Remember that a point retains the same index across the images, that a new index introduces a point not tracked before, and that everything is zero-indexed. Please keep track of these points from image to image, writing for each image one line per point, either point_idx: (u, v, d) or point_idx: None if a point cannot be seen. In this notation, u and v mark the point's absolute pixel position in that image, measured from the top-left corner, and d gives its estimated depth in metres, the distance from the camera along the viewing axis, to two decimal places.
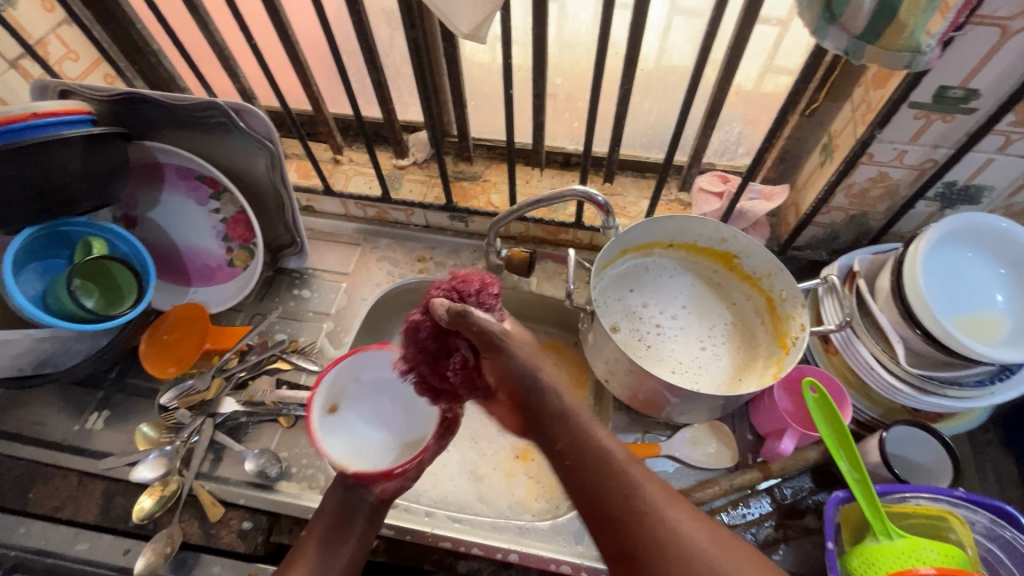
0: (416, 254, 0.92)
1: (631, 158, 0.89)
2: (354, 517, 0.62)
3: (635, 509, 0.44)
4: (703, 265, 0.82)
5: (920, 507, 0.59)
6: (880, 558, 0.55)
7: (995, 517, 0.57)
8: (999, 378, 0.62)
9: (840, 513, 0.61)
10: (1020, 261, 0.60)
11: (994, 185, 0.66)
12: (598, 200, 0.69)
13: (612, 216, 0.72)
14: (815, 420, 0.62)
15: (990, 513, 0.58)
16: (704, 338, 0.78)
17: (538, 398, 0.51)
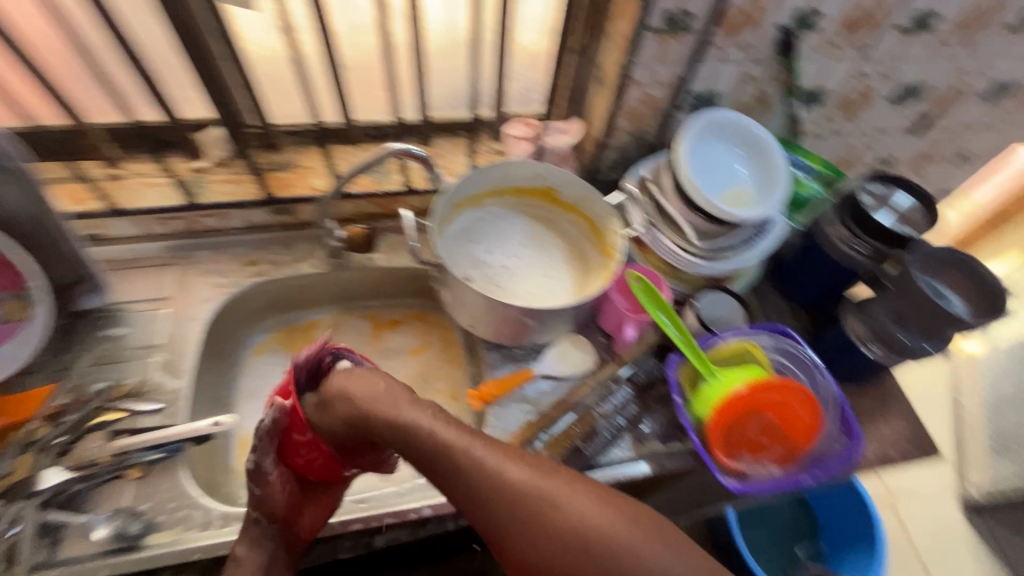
0: (245, 258, 0.86)
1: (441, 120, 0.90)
2: (277, 557, 0.62)
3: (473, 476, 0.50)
4: (531, 205, 0.91)
5: (730, 347, 0.75)
6: (714, 393, 0.70)
7: (776, 336, 0.76)
8: (758, 237, 0.80)
9: (680, 371, 0.74)
10: (751, 142, 0.76)
11: (723, 90, 0.83)
12: (416, 153, 0.71)
13: (436, 169, 0.74)
14: (646, 304, 0.74)
15: (772, 334, 0.76)
16: (546, 268, 0.87)
17: (398, 426, 0.55)
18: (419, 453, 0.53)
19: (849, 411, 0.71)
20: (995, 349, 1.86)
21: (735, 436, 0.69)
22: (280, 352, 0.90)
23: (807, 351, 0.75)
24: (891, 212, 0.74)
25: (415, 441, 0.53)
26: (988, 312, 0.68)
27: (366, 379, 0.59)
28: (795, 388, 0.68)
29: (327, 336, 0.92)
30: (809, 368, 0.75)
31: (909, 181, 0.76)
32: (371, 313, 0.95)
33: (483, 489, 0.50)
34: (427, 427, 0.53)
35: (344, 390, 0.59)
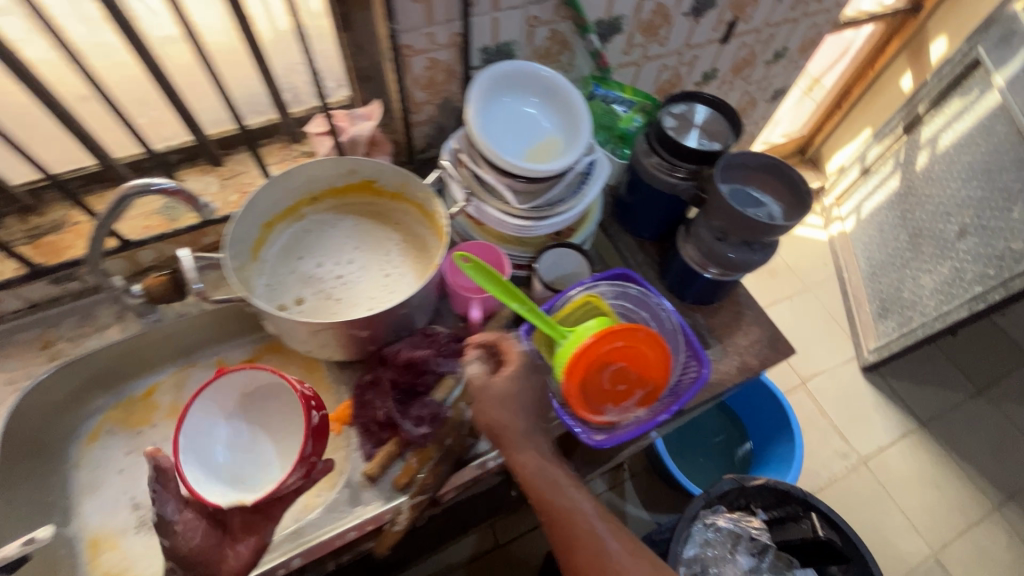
0: (40, 340, 0.76)
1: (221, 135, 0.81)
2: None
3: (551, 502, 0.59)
4: (358, 202, 0.85)
5: (572, 303, 0.72)
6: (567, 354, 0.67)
7: (613, 281, 0.75)
8: (585, 182, 0.77)
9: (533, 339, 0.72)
10: (546, 87, 0.72)
11: (515, 39, 0.78)
12: (169, 187, 0.61)
13: (203, 198, 0.65)
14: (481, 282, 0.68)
15: (609, 281, 0.75)
16: (385, 266, 0.80)
17: (509, 443, 0.61)
18: (522, 457, 0.61)
19: (693, 338, 0.72)
20: (867, 223, 2.00)
21: (592, 392, 0.67)
22: (117, 431, 0.79)
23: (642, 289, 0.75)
24: (697, 129, 0.73)
25: (518, 447, 0.61)
26: (799, 207, 0.69)
27: (537, 373, 0.65)
28: (637, 330, 0.66)
29: (171, 399, 0.83)
30: (648, 305, 0.75)
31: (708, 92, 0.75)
32: (218, 360, 0.86)
33: (554, 507, 0.59)
34: (528, 451, 0.61)
35: (481, 405, 0.61)
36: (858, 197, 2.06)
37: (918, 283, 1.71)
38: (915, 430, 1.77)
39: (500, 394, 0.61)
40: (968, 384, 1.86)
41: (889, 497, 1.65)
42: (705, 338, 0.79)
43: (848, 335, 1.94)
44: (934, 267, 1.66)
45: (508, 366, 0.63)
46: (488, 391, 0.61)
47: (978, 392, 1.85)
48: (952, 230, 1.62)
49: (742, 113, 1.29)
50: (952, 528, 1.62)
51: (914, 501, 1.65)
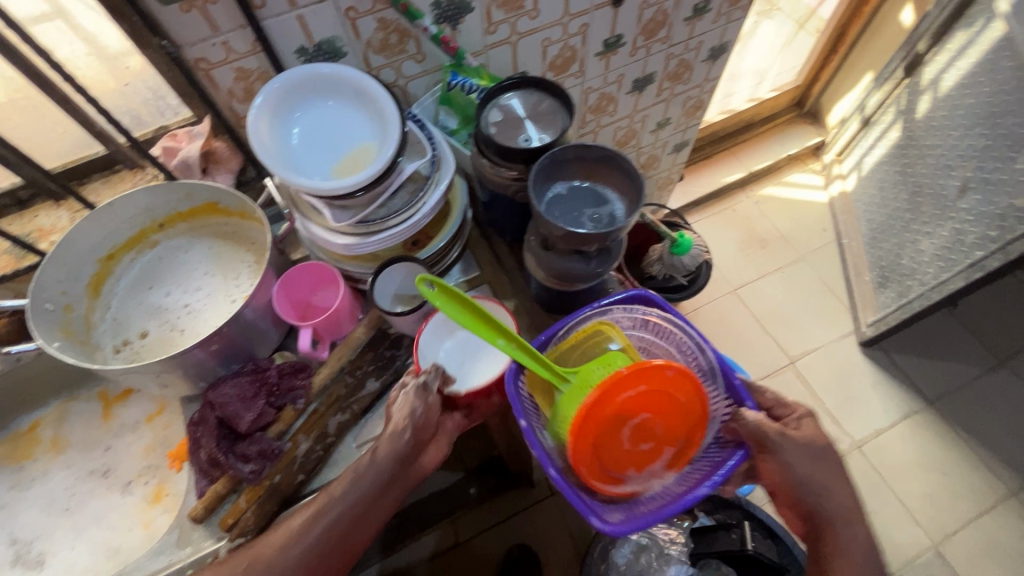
0: None
1: (62, 167, 0.78)
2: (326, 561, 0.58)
3: (844, 503, 0.60)
4: (210, 224, 0.81)
5: (579, 332, 0.65)
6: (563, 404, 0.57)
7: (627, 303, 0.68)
8: (422, 189, 0.69)
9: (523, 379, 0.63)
10: (350, 89, 0.64)
11: (336, 34, 0.70)
12: None
13: None
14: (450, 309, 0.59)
15: (622, 303, 0.68)
16: (233, 291, 0.77)
17: (817, 497, 0.60)
18: (823, 473, 0.60)
19: (737, 379, 0.64)
20: (866, 181, 1.79)
21: (609, 453, 0.57)
22: (3, 466, 0.82)
23: (663, 313, 0.68)
24: (528, 122, 0.64)
25: (807, 495, 0.60)
26: (634, 206, 0.61)
27: (803, 453, 0.60)
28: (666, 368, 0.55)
29: (54, 431, 0.84)
30: (671, 335, 0.67)
31: (527, 77, 0.65)
32: (101, 391, 0.86)
33: (832, 509, 0.60)
34: (830, 472, 0.61)
35: (774, 455, 0.59)
36: (858, 151, 1.83)
37: (917, 249, 1.53)
38: (920, 410, 1.60)
39: (802, 449, 0.60)
40: (987, 356, 1.66)
41: (884, 485, 1.51)
42: None
43: (846, 307, 1.76)
44: (935, 229, 1.48)
45: (824, 435, 0.62)
46: (791, 462, 0.59)
47: (1000, 364, 1.65)
48: (953, 186, 1.43)
49: (676, 78, 1.15)
50: (957, 517, 1.47)
51: (913, 488, 1.51)
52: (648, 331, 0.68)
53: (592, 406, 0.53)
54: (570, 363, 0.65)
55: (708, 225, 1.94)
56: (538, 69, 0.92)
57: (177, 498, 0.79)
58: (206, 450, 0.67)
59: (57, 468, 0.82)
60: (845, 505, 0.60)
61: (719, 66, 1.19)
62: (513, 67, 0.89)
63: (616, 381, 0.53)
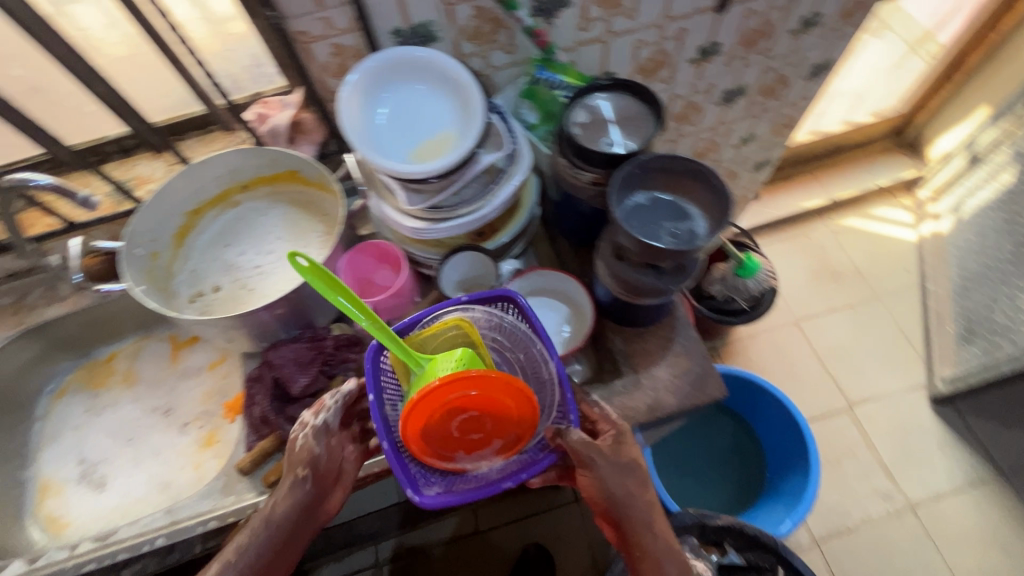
0: (11, 307, 0.85)
1: (165, 122, 0.83)
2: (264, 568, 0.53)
3: (644, 508, 0.58)
4: (288, 191, 0.84)
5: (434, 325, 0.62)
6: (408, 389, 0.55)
7: (487, 307, 0.64)
8: (494, 183, 0.69)
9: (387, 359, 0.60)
10: (439, 76, 0.65)
11: (431, 18, 0.70)
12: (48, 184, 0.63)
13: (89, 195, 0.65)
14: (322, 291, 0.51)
15: (482, 305, 0.64)
16: (302, 258, 0.80)
17: (622, 510, 0.57)
18: (625, 486, 0.57)
19: (569, 390, 0.58)
20: (965, 224, 1.64)
21: (432, 442, 0.54)
22: (81, 390, 0.89)
23: (517, 319, 0.64)
24: (614, 125, 0.62)
25: (624, 504, 0.57)
26: (717, 227, 0.57)
27: (613, 463, 0.57)
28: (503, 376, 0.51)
29: (127, 365, 0.91)
30: (524, 340, 0.63)
31: (619, 76, 0.63)
32: (171, 334, 0.92)
33: (636, 524, 0.57)
34: (629, 486, 0.57)
35: (591, 471, 0.56)
36: (959, 191, 1.69)
37: (1015, 304, 1.41)
38: (989, 481, 1.47)
39: (614, 463, 0.57)
40: None
41: (936, 554, 1.40)
42: (618, 364, 0.69)
43: (920, 358, 1.64)
44: None
45: (629, 445, 0.59)
46: (596, 476, 0.56)
47: None
48: None
49: (771, 93, 1.09)
50: None
51: (970, 563, 1.38)
52: (499, 330, 0.64)
53: (422, 401, 0.50)
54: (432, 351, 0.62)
55: (779, 250, 1.84)
56: (627, 70, 0.90)
57: (227, 445, 0.83)
58: (259, 408, 0.70)
59: (126, 400, 0.88)
60: (647, 507, 0.58)
61: (820, 84, 1.12)
62: (601, 67, 0.87)
63: (460, 381, 0.50)
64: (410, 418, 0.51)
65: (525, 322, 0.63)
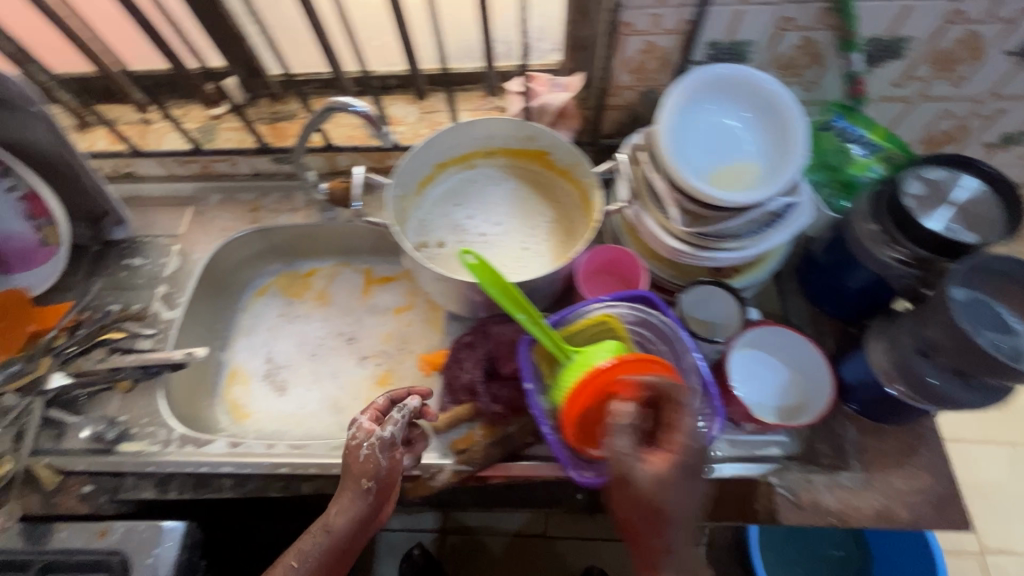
0: (248, 204, 0.91)
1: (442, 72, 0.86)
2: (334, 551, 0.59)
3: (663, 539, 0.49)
4: (526, 168, 0.85)
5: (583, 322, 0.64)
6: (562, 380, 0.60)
7: (632, 305, 0.64)
8: (768, 227, 0.64)
9: (533, 352, 0.65)
10: (761, 102, 0.61)
11: (753, 39, 0.66)
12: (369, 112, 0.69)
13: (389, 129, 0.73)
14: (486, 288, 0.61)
15: (627, 303, 0.64)
16: (527, 238, 0.79)
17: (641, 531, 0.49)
18: (650, 510, 0.48)
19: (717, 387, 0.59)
20: None
21: (589, 427, 0.60)
22: (279, 295, 0.95)
23: (660, 317, 0.63)
24: (957, 212, 0.57)
25: (654, 523, 0.48)
26: None
27: (677, 481, 0.49)
28: (652, 363, 0.56)
29: (323, 284, 0.95)
30: (668, 340, 0.63)
31: (988, 166, 0.57)
32: (367, 269, 0.97)
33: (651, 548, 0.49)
34: (648, 507, 0.48)
35: (628, 484, 0.49)
36: None
37: None
38: None
39: (679, 471, 0.49)
40: None
41: None
42: (844, 455, 0.64)
43: None
44: None
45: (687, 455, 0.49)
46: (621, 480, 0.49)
47: None
48: None
49: None
50: None
51: None
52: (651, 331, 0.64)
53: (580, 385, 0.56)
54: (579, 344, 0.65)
55: None
56: (912, 138, 0.81)
57: (399, 391, 0.85)
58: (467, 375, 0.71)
59: (316, 317, 0.93)
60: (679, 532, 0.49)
61: None
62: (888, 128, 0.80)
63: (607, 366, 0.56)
64: (577, 398, 0.56)
65: (668, 323, 0.63)
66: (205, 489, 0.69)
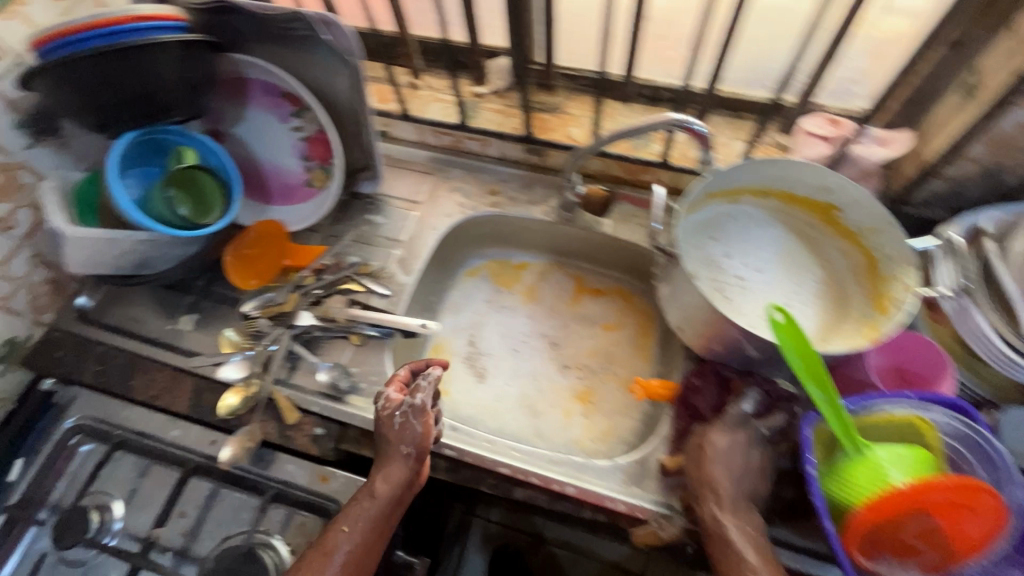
0: (488, 187, 0.91)
1: (729, 95, 0.80)
2: (378, 517, 0.60)
3: None
4: (798, 218, 0.77)
5: (886, 415, 0.57)
6: (852, 476, 0.54)
7: (950, 411, 0.56)
8: None
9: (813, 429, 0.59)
10: None
11: None
12: (696, 127, 0.66)
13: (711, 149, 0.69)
14: (785, 350, 0.57)
15: (943, 407, 0.57)
16: (790, 294, 0.73)
17: None
18: None
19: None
20: None
21: (876, 538, 0.53)
22: (488, 281, 0.95)
23: (986, 436, 0.55)
24: None
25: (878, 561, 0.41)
26: None
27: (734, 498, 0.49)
28: (976, 490, 0.48)
29: (533, 281, 0.94)
30: (992, 464, 0.55)
31: None
32: (577, 275, 0.93)
33: None
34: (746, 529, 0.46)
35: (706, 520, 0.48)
36: None
37: None
38: None
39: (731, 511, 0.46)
40: None
41: None
42: None
43: None
44: None
45: None
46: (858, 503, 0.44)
47: None
48: None
49: None
50: None
51: None
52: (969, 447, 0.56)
53: (897, 493, 0.49)
54: (869, 437, 0.58)
55: None
56: None
57: (599, 412, 0.82)
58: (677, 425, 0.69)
59: (522, 312, 0.92)
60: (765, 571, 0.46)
61: None
62: None
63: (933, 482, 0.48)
64: (879, 506, 0.50)
65: (995, 444, 0.55)
66: None
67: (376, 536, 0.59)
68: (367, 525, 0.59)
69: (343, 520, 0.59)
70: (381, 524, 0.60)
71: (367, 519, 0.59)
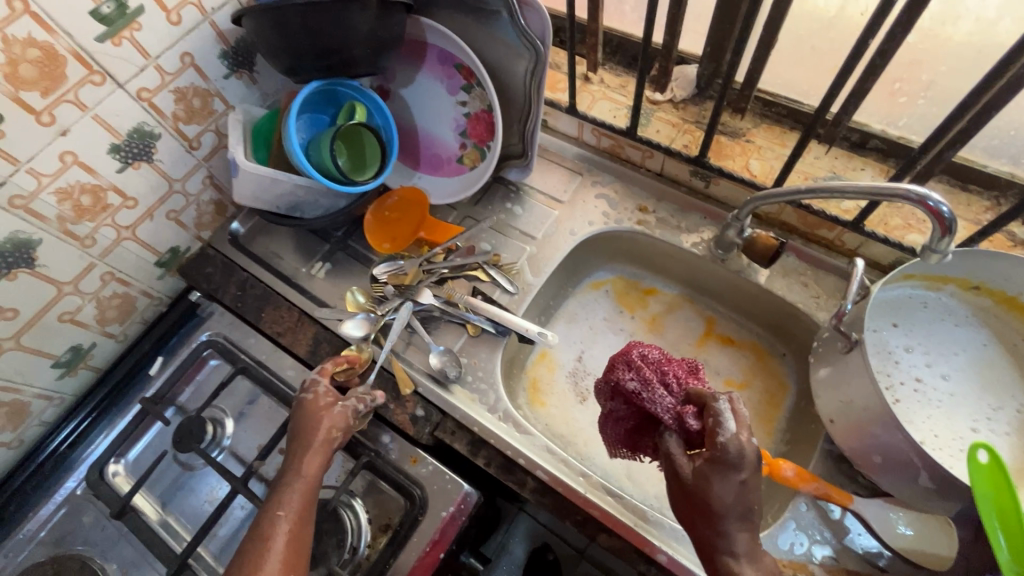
0: (638, 203, 0.84)
1: (962, 163, 0.68)
2: (302, 496, 0.59)
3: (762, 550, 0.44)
4: (1012, 327, 0.64)
5: None
6: None
7: None
8: None
9: None
10: None
11: None
12: (933, 205, 0.49)
13: (947, 241, 0.51)
14: (979, 498, 0.47)
15: None
16: (981, 418, 0.60)
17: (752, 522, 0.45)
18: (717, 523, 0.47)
19: None
20: None
21: None
22: (610, 297, 0.89)
23: None
24: None
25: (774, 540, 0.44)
26: None
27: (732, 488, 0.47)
28: None
29: (659, 310, 0.87)
30: None
31: None
32: (709, 316, 0.85)
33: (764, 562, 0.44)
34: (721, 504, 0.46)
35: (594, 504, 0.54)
36: None
37: None
38: None
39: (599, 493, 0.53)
40: None
41: None
42: None
43: None
44: None
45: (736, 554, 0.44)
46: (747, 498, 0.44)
47: None
48: None
49: None
50: None
51: None
52: None
53: None
54: None
55: None
56: None
57: None
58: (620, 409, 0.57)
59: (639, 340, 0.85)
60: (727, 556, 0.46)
61: None
62: None
63: None
64: None
65: None
66: (509, 476, 0.68)
67: (301, 516, 0.58)
68: (297, 508, 0.58)
69: (273, 509, 0.58)
70: (306, 504, 0.59)
71: (296, 501, 0.58)
